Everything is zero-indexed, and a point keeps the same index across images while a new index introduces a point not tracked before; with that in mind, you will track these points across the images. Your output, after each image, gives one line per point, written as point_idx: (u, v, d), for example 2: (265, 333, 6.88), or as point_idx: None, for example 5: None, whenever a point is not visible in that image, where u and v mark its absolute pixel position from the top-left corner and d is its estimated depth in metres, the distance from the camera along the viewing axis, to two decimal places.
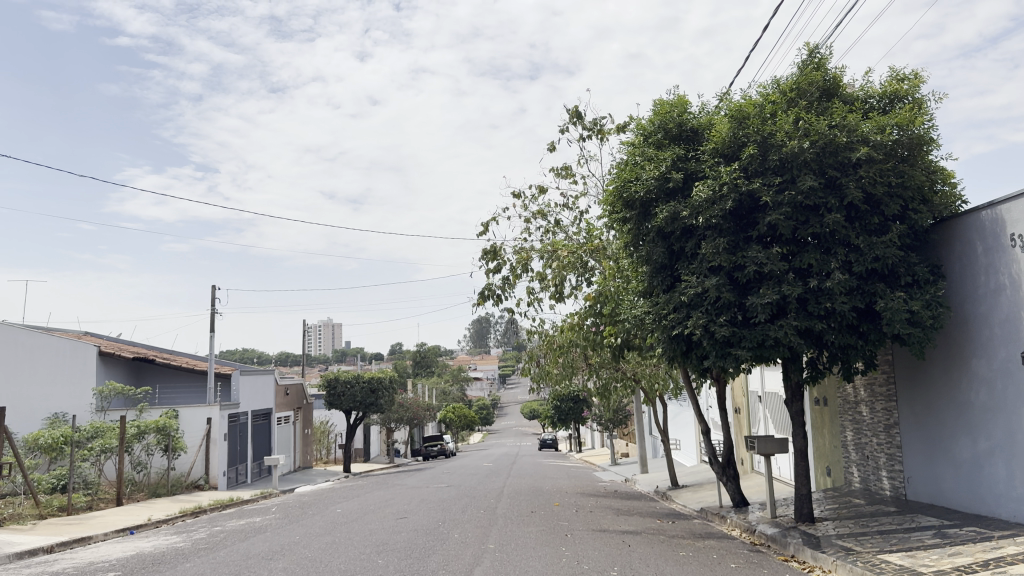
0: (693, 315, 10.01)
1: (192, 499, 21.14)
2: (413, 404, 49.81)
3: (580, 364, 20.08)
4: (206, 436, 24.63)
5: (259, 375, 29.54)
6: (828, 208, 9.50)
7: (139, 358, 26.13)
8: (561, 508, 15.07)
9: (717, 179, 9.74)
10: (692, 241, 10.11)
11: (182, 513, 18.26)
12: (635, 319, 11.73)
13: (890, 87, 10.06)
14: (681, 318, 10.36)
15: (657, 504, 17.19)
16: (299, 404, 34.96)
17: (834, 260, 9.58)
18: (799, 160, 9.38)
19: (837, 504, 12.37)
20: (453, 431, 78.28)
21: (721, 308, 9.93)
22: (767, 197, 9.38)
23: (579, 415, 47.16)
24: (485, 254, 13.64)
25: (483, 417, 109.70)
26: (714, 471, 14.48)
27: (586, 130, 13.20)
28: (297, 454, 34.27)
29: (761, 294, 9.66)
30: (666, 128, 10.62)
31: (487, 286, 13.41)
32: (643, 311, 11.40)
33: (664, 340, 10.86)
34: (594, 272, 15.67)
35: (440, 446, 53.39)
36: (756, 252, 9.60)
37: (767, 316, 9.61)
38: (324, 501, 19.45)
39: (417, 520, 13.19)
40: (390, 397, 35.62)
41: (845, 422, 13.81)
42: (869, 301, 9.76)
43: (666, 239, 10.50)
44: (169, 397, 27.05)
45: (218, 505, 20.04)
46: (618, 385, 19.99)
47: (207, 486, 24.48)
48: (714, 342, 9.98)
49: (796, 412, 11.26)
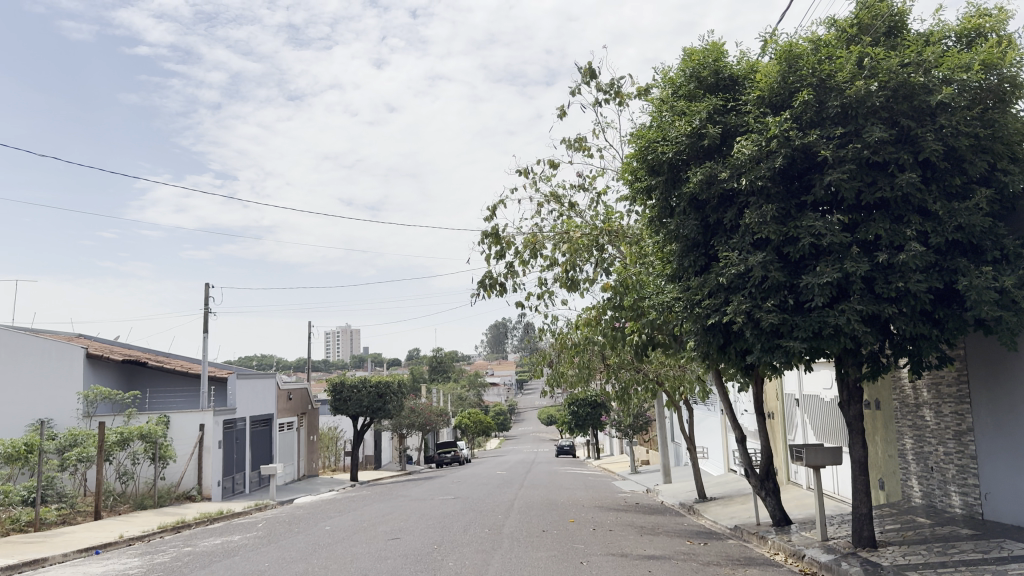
0: (734, 301, 8.30)
1: (177, 512, 19.57)
2: (425, 410, 48.13)
3: (597, 365, 18.27)
4: (198, 443, 23.18)
5: (258, 378, 27.95)
6: (900, 164, 7.74)
7: (131, 361, 24.65)
8: (576, 527, 13.32)
9: (763, 132, 8.03)
10: (732, 211, 8.40)
11: (159, 528, 16.67)
12: (663, 309, 10.02)
13: (970, 23, 8.27)
14: (719, 304, 8.65)
15: (685, 520, 15.38)
16: (304, 410, 33.41)
17: (908, 229, 7.80)
18: (865, 106, 7.64)
19: (898, 525, 10.51)
20: (469, 437, 76.58)
21: (769, 291, 8.18)
22: (825, 151, 7.64)
23: (597, 420, 45.31)
24: (486, 236, 11.64)
25: (500, 423, 107.87)
26: (750, 485, 12.67)
27: (603, 92, 11.48)
28: (301, 462, 32.64)
29: (818, 273, 7.92)
30: (699, 78, 8.91)
31: (489, 273, 11.49)
32: (672, 298, 9.69)
33: (697, 333, 9.16)
34: (611, 260, 13.94)
35: (454, 453, 51.73)
36: (812, 221, 7.86)
37: (825, 299, 7.89)
38: (317, 516, 17.80)
39: (411, 542, 11.51)
40: (399, 403, 33.99)
41: (902, 428, 11.94)
42: (948, 281, 7.98)
43: (700, 210, 8.80)
44: (164, 402, 25.55)
45: (204, 519, 18.48)
46: (639, 388, 18.17)
47: (199, 497, 22.99)
48: (760, 333, 8.26)
49: (854, 417, 9.47)
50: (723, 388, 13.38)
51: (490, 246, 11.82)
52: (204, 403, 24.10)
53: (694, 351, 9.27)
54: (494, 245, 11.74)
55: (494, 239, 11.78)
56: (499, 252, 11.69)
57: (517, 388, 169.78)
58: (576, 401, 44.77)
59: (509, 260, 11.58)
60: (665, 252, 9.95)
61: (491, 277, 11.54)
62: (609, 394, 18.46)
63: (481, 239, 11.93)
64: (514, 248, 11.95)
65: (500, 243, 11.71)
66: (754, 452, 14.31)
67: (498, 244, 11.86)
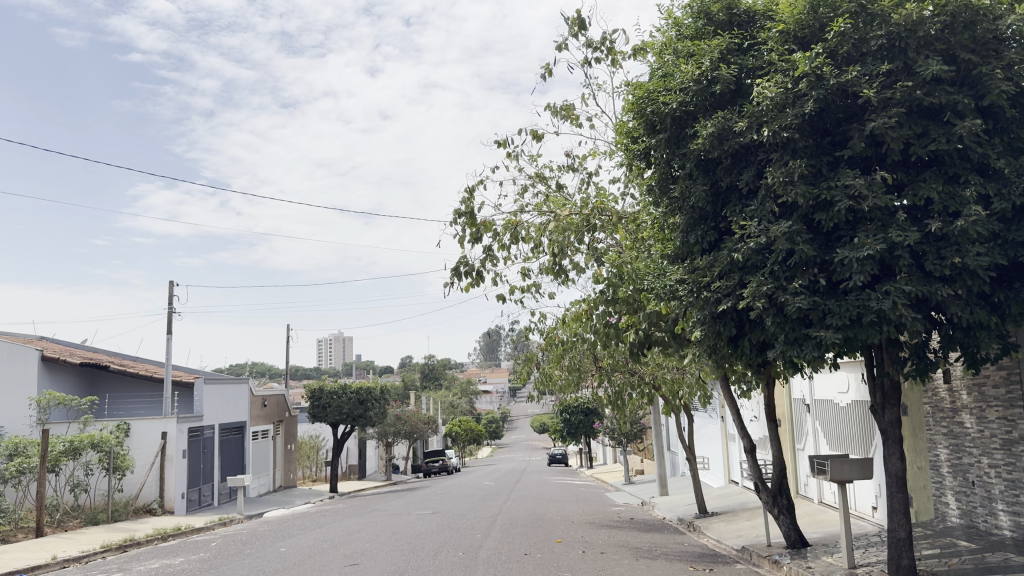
0: (752, 282, 6.79)
1: (130, 528, 17.89)
2: (413, 418, 46.44)
3: (588, 366, 16.71)
4: (160, 452, 21.58)
5: (229, 383, 26.32)
6: (959, 109, 6.27)
7: (90, 364, 22.89)
8: (563, 549, 11.72)
9: (789, 72, 6.56)
10: (750, 172, 6.92)
11: (102, 548, 14.99)
12: (663, 295, 8.47)
13: None
14: (733, 287, 7.14)
15: (685, 539, 13.80)
16: (280, 417, 31.76)
17: (967, 189, 6.28)
18: (915, 36, 6.17)
19: (937, 550, 8.98)
20: (458, 445, 74.74)
21: (797, 268, 6.67)
22: (867, 92, 6.16)
23: (589, 428, 43.82)
24: (459, 216, 9.84)
25: (491, 431, 106.08)
26: (760, 501, 11.12)
27: (593, 48, 10.01)
28: (276, 471, 30.93)
29: (857, 245, 6.41)
30: (708, 14, 7.45)
31: (463, 260, 9.74)
32: (674, 282, 8.16)
33: (705, 323, 7.64)
34: (603, 247, 12.42)
35: (442, 462, 50.06)
36: (852, 180, 6.37)
37: (865, 278, 6.36)
38: (279, 534, 16.14)
39: (369, 570, 9.89)
40: (380, 410, 32.37)
41: (935, 437, 10.43)
42: (1013, 257, 6.47)
43: (710, 172, 7.31)
44: (124, 409, 23.78)
45: (158, 537, 16.87)
46: (634, 393, 16.61)
47: (160, 511, 21.32)
48: (786, 322, 6.75)
49: (890, 424, 7.98)
50: (729, 391, 11.83)
51: (463, 228, 10.06)
52: (167, 408, 22.48)
53: (703, 343, 7.73)
54: (469, 227, 9.95)
55: (469, 219, 10.02)
56: (475, 235, 9.96)
57: (509, 397, 167.88)
58: (568, 409, 43.26)
59: (487, 245, 9.84)
60: (666, 228, 8.44)
61: (465, 263, 9.76)
62: (601, 399, 16.89)
63: (453, 220, 10.17)
64: (492, 230, 10.24)
65: (476, 224, 9.94)
66: (762, 464, 12.78)
67: (474, 226, 10.11)
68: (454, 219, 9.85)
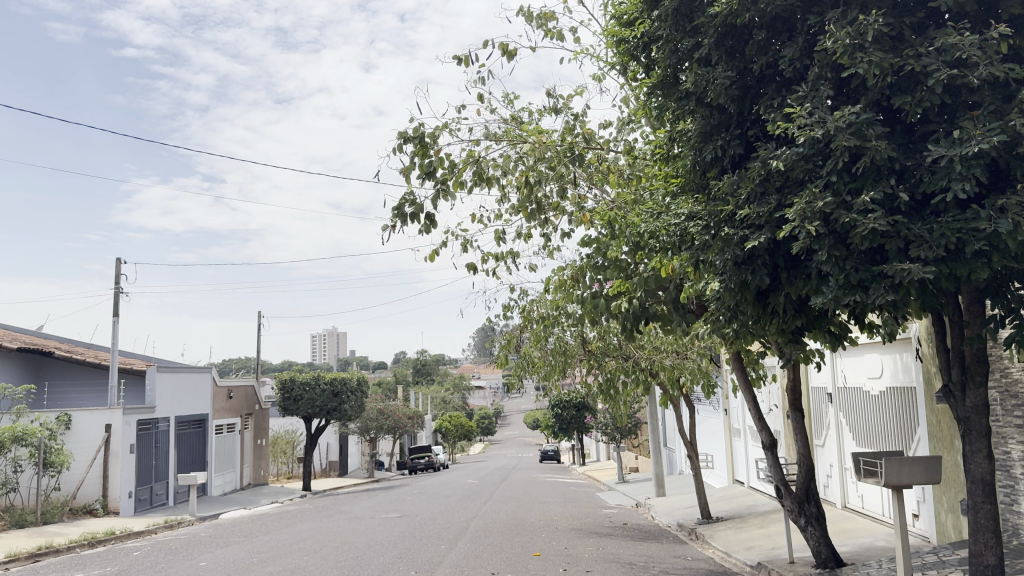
0: (797, 200, 4.78)
1: (55, 532, 15.66)
2: (397, 413, 44.32)
3: (575, 350, 14.64)
4: (103, 445, 19.49)
5: (188, 372, 24.21)
6: None
7: (30, 348, 20.67)
8: (541, 566, 9.54)
9: None
10: (796, 46, 4.93)
11: (6, 558, 12.74)
12: (667, 239, 6.39)
13: None
14: (770, 212, 5.12)
15: (689, 553, 11.65)
16: (249, 410, 29.61)
17: None
18: None
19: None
20: (448, 441, 72.44)
21: (867, 177, 4.64)
22: None
23: (582, 424, 41.75)
24: (404, 142, 7.74)
25: (484, 428, 104.08)
26: (783, 507, 9.06)
27: None
28: (244, 468, 28.85)
29: (958, 139, 4.35)
30: None
31: (409, 196, 7.70)
32: (682, 219, 6.11)
33: (727, 270, 5.58)
34: (594, 202, 10.39)
35: (428, 458, 48.05)
36: (954, 38, 4.32)
37: (972, 187, 4.30)
38: (216, 542, 13.92)
39: None
40: (356, 402, 30.24)
41: (1004, 432, 8.35)
42: None
43: (738, 52, 5.29)
44: (68, 400, 21.54)
45: (82, 542, 14.71)
46: (629, 382, 14.53)
47: (102, 512, 19.10)
48: (852, 258, 4.83)
49: (975, 409, 5.95)
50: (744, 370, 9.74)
51: (412, 159, 7.95)
52: (113, 398, 20.33)
53: (723, 296, 5.68)
54: (418, 157, 7.88)
55: (419, 146, 7.88)
56: (426, 168, 7.87)
57: (503, 393, 165.64)
58: (560, 403, 41.17)
59: (441, 180, 7.79)
60: (674, 150, 6.39)
61: (409, 202, 7.74)
62: (591, 387, 14.84)
63: (398, 149, 8.09)
64: (450, 164, 8.13)
65: (427, 154, 7.90)
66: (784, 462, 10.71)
67: (427, 157, 7.99)
68: (397, 147, 7.76)
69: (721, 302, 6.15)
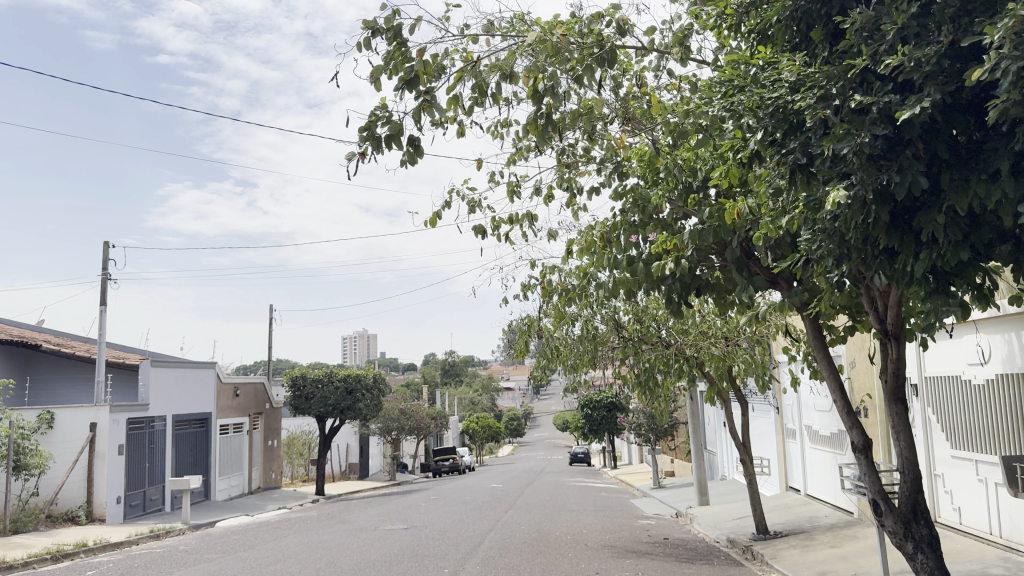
0: (991, 30, 3.86)
1: (17, 543, 13.88)
2: (419, 412, 42.37)
3: (608, 338, 12.69)
4: (88, 445, 17.83)
5: (188, 367, 22.52)
6: None
7: (15, 341, 19.03)
8: None
9: None
10: None
11: None
12: (746, 122, 5.18)
13: None
14: (937, 56, 4.18)
15: None
16: (258, 409, 27.87)
17: None
18: None
19: None
20: (476, 443, 70.34)
21: None
22: None
23: (614, 425, 39.54)
24: (372, 33, 5.65)
25: (512, 429, 101.91)
26: (884, 529, 6.92)
27: None
28: (253, 471, 27.12)
29: None
30: None
31: (379, 106, 5.61)
32: (783, 93, 4.93)
33: (858, 171, 4.27)
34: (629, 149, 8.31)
35: (453, 460, 46.17)
36: None
37: None
38: (188, 559, 12.02)
39: None
40: (371, 401, 28.32)
41: None
42: None
43: None
44: (56, 396, 19.90)
45: (44, 557, 12.80)
46: (670, 376, 12.33)
47: (87, 520, 17.41)
48: None
49: None
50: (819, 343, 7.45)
51: (388, 65, 5.83)
52: (100, 394, 18.73)
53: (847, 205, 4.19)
54: (396, 58, 5.70)
55: (393, 42, 5.72)
56: (405, 77, 5.68)
57: (533, 394, 163.42)
58: (590, 403, 38.98)
59: (423, 88, 5.61)
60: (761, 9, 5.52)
61: (379, 118, 5.63)
62: (626, 380, 12.82)
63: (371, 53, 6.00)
64: (440, 68, 5.90)
65: (407, 54, 5.70)
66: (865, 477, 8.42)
67: (408, 60, 5.82)
68: (364, 43, 5.72)
69: (832, 230, 4.59)
